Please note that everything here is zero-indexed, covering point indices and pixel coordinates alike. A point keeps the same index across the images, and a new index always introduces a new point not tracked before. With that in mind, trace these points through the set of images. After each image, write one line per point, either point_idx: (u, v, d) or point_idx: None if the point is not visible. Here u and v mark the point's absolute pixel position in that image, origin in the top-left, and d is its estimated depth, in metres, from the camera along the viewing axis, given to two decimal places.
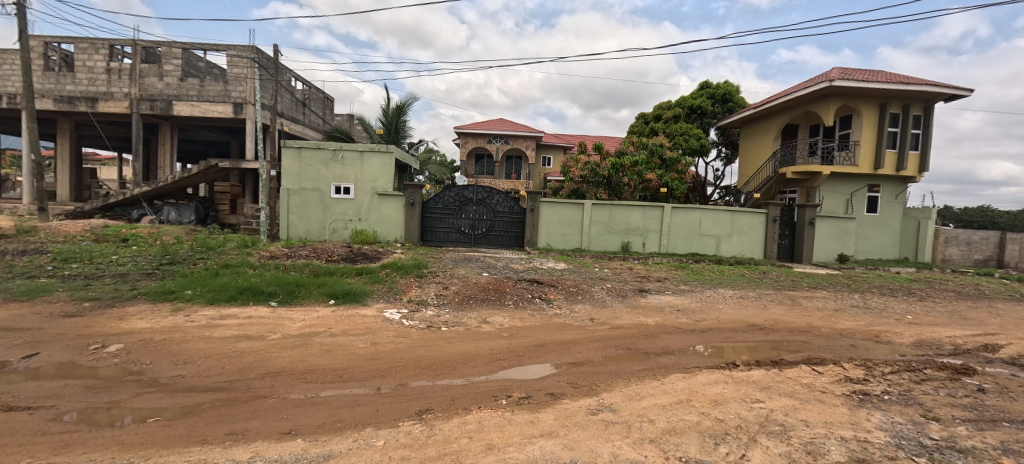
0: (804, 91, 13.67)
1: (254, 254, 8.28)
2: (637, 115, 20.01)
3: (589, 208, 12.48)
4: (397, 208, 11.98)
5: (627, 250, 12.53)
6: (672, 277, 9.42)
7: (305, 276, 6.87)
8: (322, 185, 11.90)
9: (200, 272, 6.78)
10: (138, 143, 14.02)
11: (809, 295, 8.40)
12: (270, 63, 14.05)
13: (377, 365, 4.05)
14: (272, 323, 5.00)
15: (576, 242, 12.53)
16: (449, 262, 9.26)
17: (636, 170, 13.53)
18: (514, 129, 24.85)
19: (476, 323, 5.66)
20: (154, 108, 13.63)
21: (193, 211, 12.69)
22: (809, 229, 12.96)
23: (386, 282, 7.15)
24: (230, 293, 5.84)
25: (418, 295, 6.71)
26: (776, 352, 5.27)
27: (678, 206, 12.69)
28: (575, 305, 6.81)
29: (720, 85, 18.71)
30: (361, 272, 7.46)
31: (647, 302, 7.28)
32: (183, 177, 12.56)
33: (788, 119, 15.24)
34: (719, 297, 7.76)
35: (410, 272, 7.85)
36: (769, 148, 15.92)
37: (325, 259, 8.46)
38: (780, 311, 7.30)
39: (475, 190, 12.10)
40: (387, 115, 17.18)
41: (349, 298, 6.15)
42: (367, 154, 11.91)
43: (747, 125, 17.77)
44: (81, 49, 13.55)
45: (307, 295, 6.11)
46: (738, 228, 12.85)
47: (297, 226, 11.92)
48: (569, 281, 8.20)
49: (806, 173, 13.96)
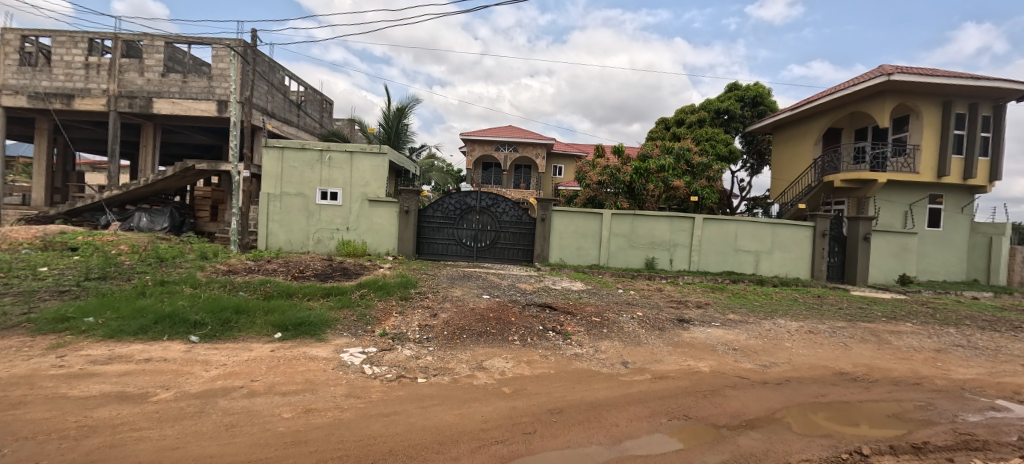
0: (853, 89, 12.04)
1: (206, 268, 6.83)
2: (656, 121, 18.64)
3: (608, 218, 10.90)
4: (389, 217, 10.57)
5: (652, 268, 10.90)
6: (714, 302, 7.70)
7: (254, 298, 5.37)
8: (306, 190, 10.56)
9: (123, 292, 5.34)
10: (116, 144, 12.86)
11: (893, 329, 6.63)
12: (259, 59, 12.96)
13: (298, 459, 2.48)
14: (172, 373, 3.48)
15: (593, 257, 10.93)
16: (444, 281, 7.75)
17: (662, 176, 11.89)
18: (524, 136, 23.55)
19: (467, 370, 4.09)
20: (132, 106, 12.53)
21: (167, 217, 11.47)
22: (864, 246, 11.23)
23: (358, 306, 5.61)
24: (142, 323, 4.39)
25: (395, 326, 5.14)
26: (903, 427, 3.59)
27: (710, 217, 11.05)
28: (601, 341, 5.18)
29: (749, 87, 17.25)
30: (330, 292, 5.91)
31: (693, 338, 5.62)
32: (156, 179, 11.32)
33: (833, 120, 13.55)
34: (784, 332, 6.05)
35: (393, 293, 6.35)
36: (809, 155, 14.25)
37: (292, 274, 6.93)
38: (869, 354, 5.58)
39: (478, 197, 10.61)
40: (386, 117, 15.96)
41: (302, 331, 4.63)
42: (357, 155, 10.58)
43: (781, 129, 16.10)
44: (59, 42, 12.58)
45: (246, 326, 4.61)
46: (780, 243, 11.17)
47: (277, 236, 10.55)
48: (590, 307, 6.58)
49: (857, 182, 12.19)
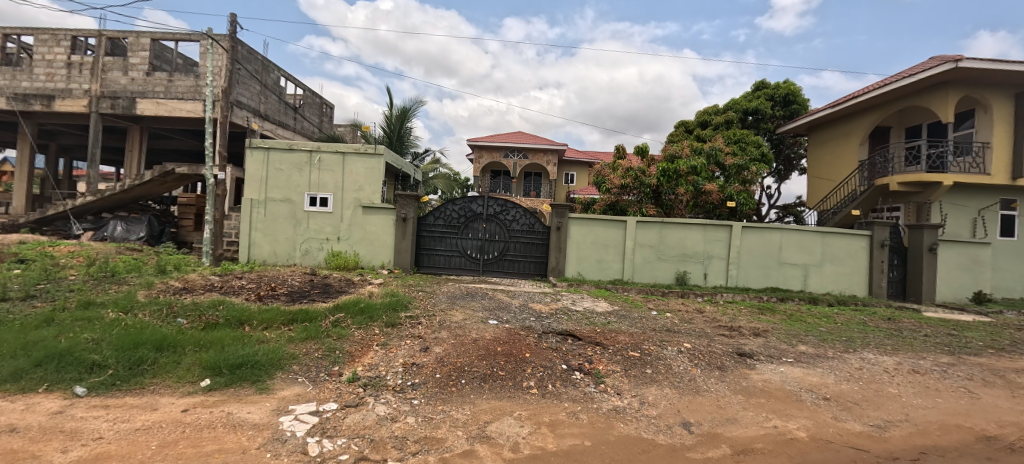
0: (909, 80, 10.64)
1: (154, 285, 5.64)
2: (677, 123, 17.36)
3: (633, 226, 9.57)
4: (385, 225, 9.38)
5: (683, 283, 9.51)
6: (773, 328, 6.28)
7: (191, 328, 4.14)
8: (293, 195, 9.45)
9: (26, 318, 4.15)
10: (97, 148, 11.97)
11: (1015, 367, 5.16)
12: (249, 56, 12.02)
13: None
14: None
15: (616, 272, 9.60)
16: (444, 300, 6.48)
17: (693, 178, 10.42)
18: (534, 142, 22.39)
19: (463, 444, 2.76)
20: (115, 107, 11.66)
21: (145, 226, 10.46)
22: (929, 259, 9.73)
23: (328, 337, 4.34)
24: (14, 366, 3.17)
25: (372, 366, 3.87)
26: None
27: (750, 225, 9.64)
28: (647, 389, 3.83)
29: (780, 85, 15.95)
30: (295, 317, 4.65)
31: (766, 383, 4.24)
32: (134, 185, 10.35)
33: (882, 117, 12.12)
34: (881, 374, 4.65)
35: (378, 318, 5.10)
36: (854, 156, 12.82)
37: (259, 293, 5.73)
38: (1010, 406, 4.12)
39: (485, 202, 9.41)
40: (388, 120, 14.93)
41: (241, 375, 3.40)
42: (350, 156, 9.46)
43: (817, 130, 14.72)
44: (41, 41, 11.85)
45: (166, 369, 3.41)
46: (831, 254, 9.76)
47: (260, 246, 9.43)
48: (623, 336, 5.26)
49: (916, 185, 10.71)
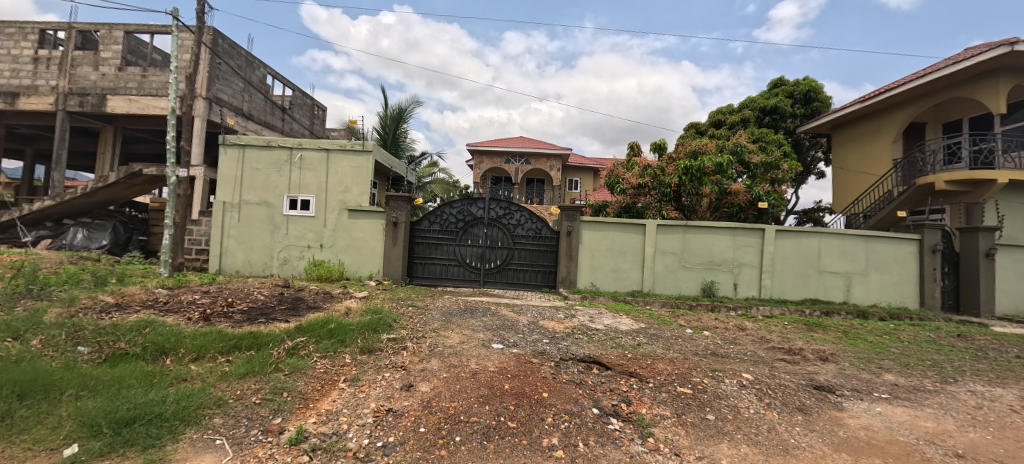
0: (953, 68, 9.69)
1: (78, 301, 4.57)
2: (690, 125, 16.41)
3: (653, 230, 8.49)
4: (373, 230, 8.32)
5: (711, 295, 8.39)
6: (839, 350, 5.17)
7: (89, 362, 3.05)
8: (270, 197, 8.42)
9: None
10: (63, 149, 11.04)
11: None
12: (231, 51, 11.12)
13: None
14: None
15: (635, 282, 8.50)
16: (438, 318, 5.36)
17: (717, 177, 9.39)
18: (537, 147, 21.51)
19: None
20: (83, 104, 10.72)
21: (109, 233, 9.44)
22: (988, 265, 8.63)
23: (276, 372, 3.22)
24: None
25: (331, 416, 2.77)
26: None
27: (785, 228, 8.57)
28: (715, 447, 2.73)
29: (799, 82, 15.06)
30: (238, 343, 3.54)
31: (870, 432, 3.12)
32: (97, 187, 9.36)
33: (918, 111, 11.15)
34: (1011, 415, 3.52)
35: (353, 341, 4.03)
36: (887, 155, 11.80)
37: (209, 310, 4.67)
38: None
39: (486, 205, 8.37)
40: (382, 122, 13.97)
41: (124, 438, 2.29)
42: (335, 154, 8.45)
43: (841, 129, 13.73)
44: (6, 35, 10.99)
45: (17, 430, 2.32)
46: (876, 261, 8.66)
47: (234, 255, 8.37)
48: (662, 363, 4.18)
49: (965, 184, 9.64)
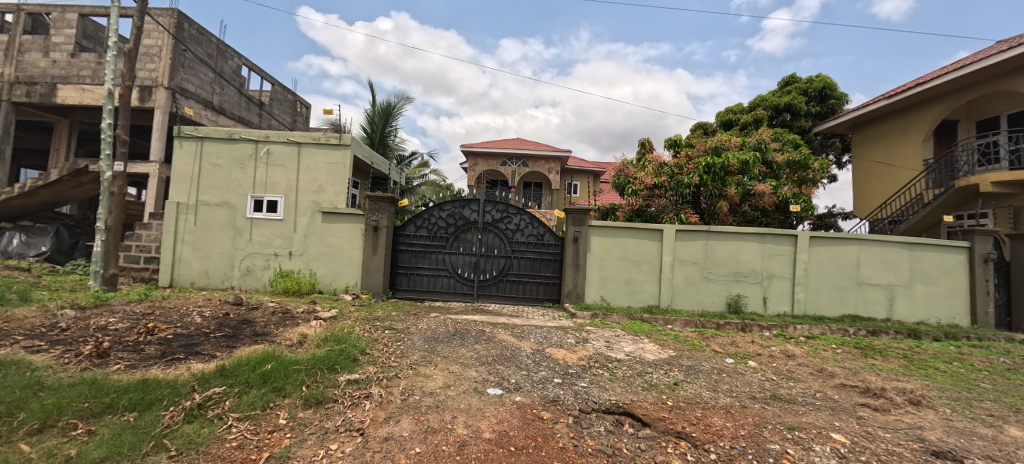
0: (995, 59, 8.72)
1: None
2: (698, 125, 15.48)
3: (671, 236, 7.43)
4: (351, 235, 7.21)
5: (738, 311, 7.35)
6: (925, 389, 4.10)
7: None
8: (232, 198, 7.31)
9: None
10: (8, 144, 9.88)
11: None
12: (199, 37, 10.06)
13: None
14: None
15: (650, 296, 7.44)
16: (419, 347, 4.24)
17: (739, 176, 8.40)
18: (535, 148, 20.50)
19: None
20: (30, 94, 9.56)
21: (52, 238, 8.29)
22: None
23: (154, 456, 2.10)
24: None
25: None
26: None
27: (819, 235, 7.54)
28: None
29: (813, 79, 14.23)
30: (118, 402, 2.42)
31: None
32: (37, 186, 8.21)
33: (954, 105, 10.16)
34: None
35: (298, 386, 2.94)
36: (917, 156, 10.89)
37: (116, 340, 3.56)
38: None
39: (481, 207, 7.32)
40: (369, 119, 12.90)
41: None
42: (307, 148, 7.37)
43: (861, 128, 12.83)
44: None
45: None
46: (921, 272, 7.66)
47: (189, 265, 7.23)
48: (717, 415, 3.10)
49: (1011, 186, 8.71)
